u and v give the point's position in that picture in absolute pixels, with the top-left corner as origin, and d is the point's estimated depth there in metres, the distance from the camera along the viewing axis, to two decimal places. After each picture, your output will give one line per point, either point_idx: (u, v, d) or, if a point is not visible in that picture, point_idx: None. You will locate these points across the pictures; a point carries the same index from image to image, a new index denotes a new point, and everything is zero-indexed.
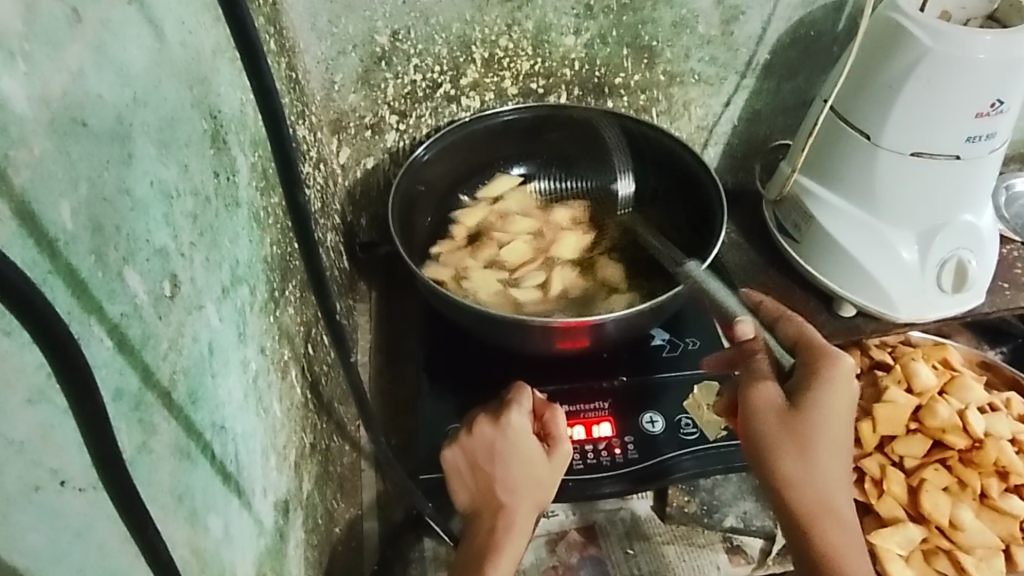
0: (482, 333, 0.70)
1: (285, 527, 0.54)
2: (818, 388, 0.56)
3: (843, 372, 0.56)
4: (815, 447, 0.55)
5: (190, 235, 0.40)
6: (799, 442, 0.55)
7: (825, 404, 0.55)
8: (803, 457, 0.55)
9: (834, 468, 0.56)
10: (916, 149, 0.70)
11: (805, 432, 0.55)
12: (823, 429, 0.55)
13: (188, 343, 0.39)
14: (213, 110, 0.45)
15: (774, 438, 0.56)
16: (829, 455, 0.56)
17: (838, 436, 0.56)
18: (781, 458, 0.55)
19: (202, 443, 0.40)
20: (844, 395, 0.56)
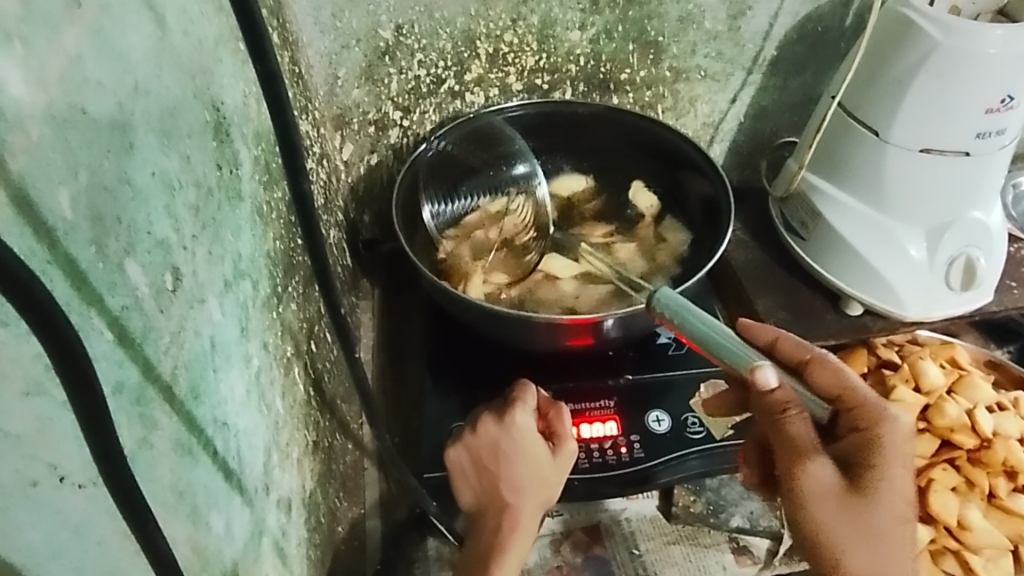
0: (487, 331, 0.69)
1: (287, 525, 0.53)
2: (881, 465, 0.55)
3: (898, 439, 0.56)
4: (882, 526, 0.55)
5: (192, 228, 0.39)
6: (863, 526, 0.54)
7: (886, 480, 0.55)
8: (873, 539, 0.55)
9: (900, 542, 0.55)
10: (925, 146, 0.69)
11: (869, 512, 0.54)
12: (886, 507, 0.55)
13: (190, 337, 0.38)
14: (215, 101, 0.45)
15: (843, 525, 0.55)
16: (893, 530, 0.55)
17: (902, 505, 0.55)
18: (848, 544, 0.55)
19: (204, 439, 0.39)
20: (905, 461, 0.56)
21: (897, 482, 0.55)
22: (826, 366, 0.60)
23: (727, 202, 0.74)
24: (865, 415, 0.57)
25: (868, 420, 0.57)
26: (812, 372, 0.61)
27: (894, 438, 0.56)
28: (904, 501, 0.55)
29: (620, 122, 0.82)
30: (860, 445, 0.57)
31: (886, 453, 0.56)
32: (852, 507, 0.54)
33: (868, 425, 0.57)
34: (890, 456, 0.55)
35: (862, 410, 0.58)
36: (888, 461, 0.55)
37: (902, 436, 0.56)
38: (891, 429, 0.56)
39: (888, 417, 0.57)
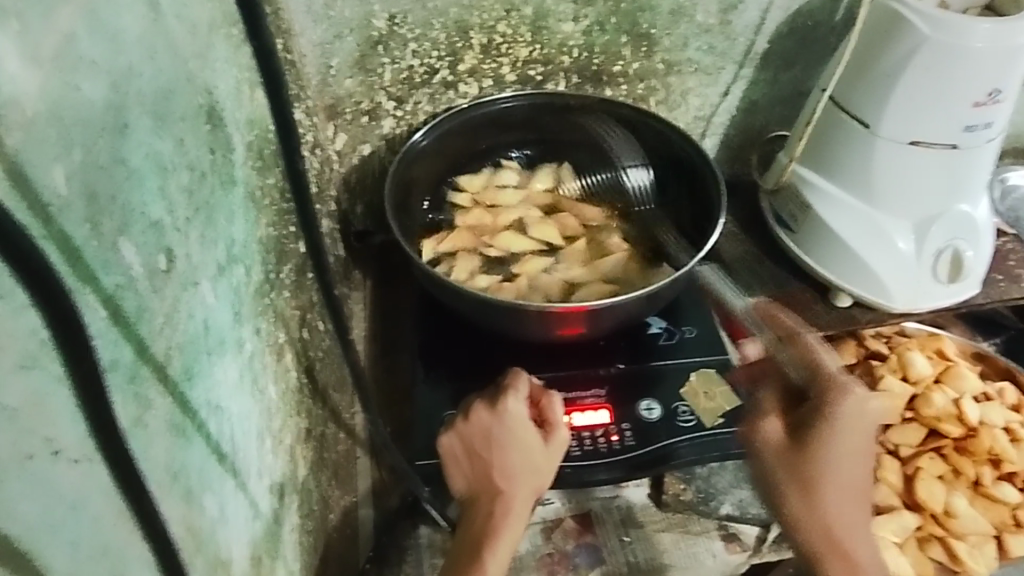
0: (479, 320, 0.70)
1: (280, 511, 0.53)
2: (826, 420, 0.59)
3: (853, 405, 0.60)
4: (823, 480, 0.58)
5: (186, 211, 0.40)
6: (803, 475, 0.58)
7: (829, 436, 0.59)
8: (812, 489, 0.58)
9: (842, 502, 0.59)
10: (914, 139, 0.70)
11: (810, 465, 0.59)
12: (825, 460, 0.58)
13: (184, 319, 0.38)
14: (209, 86, 0.45)
15: (784, 472, 0.59)
16: (834, 487, 0.59)
17: (846, 465, 0.59)
18: (785, 491, 0.59)
19: (197, 421, 0.39)
20: (855, 425, 0.59)
21: (845, 442, 0.59)
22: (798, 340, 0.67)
23: (720, 197, 0.74)
24: (821, 381, 0.62)
25: (823, 385, 0.62)
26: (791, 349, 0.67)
27: (854, 407, 0.60)
28: (848, 462, 0.59)
29: (612, 114, 0.82)
30: (815, 409, 0.60)
31: (832, 414, 0.59)
32: (794, 457, 0.59)
33: (822, 391, 0.61)
34: (836, 415, 0.59)
35: (820, 377, 0.63)
36: (834, 420, 0.59)
37: (859, 404, 0.60)
38: (845, 396, 0.60)
39: (846, 387, 0.61)
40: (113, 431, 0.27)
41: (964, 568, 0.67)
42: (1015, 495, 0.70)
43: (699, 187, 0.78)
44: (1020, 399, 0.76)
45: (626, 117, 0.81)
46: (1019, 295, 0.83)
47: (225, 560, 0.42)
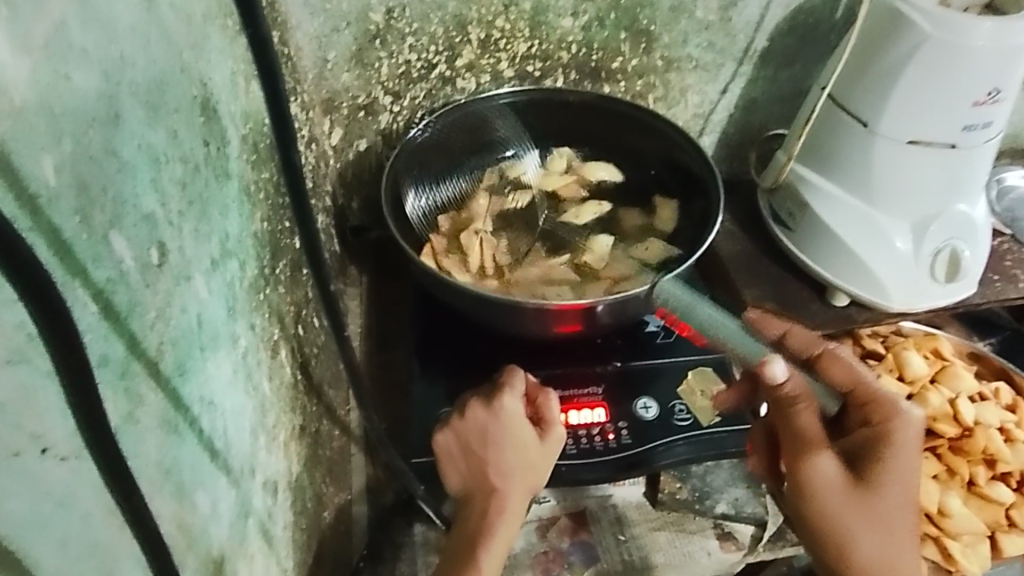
0: (476, 317, 0.69)
1: (274, 508, 0.53)
2: (890, 449, 0.56)
3: (911, 429, 0.57)
4: (888, 514, 0.55)
5: (179, 204, 0.39)
6: (864, 510, 0.55)
7: (893, 466, 0.56)
8: (873, 524, 0.55)
9: (905, 533, 0.56)
10: (913, 138, 0.70)
11: (872, 502, 0.55)
12: (894, 493, 0.55)
13: (176, 314, 0.38)
14: (203, 77, 0.44)
15: (845, 510, 0.55)
16: (898, 519, 0.55)
17: (910, 494, 0.56)
18: (849, 529, 0.55)
19: (190, 418, 0.39)
20: (912, 452, 0.57)
21: (908, 470, 0.56)
22: (841, 362, 0.62)
23: (719, 195, 0.74)
24: (880, 408, 0.58)
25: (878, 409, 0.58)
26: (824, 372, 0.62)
27: (905, 431, 0.57)
28: (913, 489, 0.56)
29: (610, 110, 0.82)
30: (872, 436, 0.58)
31: (897, 442, 0.56)
32: (856, 494, 0.55)
33: (881, 417, 0.58)
34: (899, 442, 0.56)
35: (876, 405, 0.59)
36: (897, 448, 0.56)
37: (914, 425, 0.57)
38: (902, 419, 0.57)
39: (899, 411, 0.58)
40: (103, 426, 0.26)
41: (958, 567, 0.67)
42: (1009, 495, 0.70)
43: (694, 184, 0.78)
44: (1015, 398, 0.76)
45: (626, 113, 0.81)
46: (1015, 296, 0.83)
47: (217, 558, 0.41)
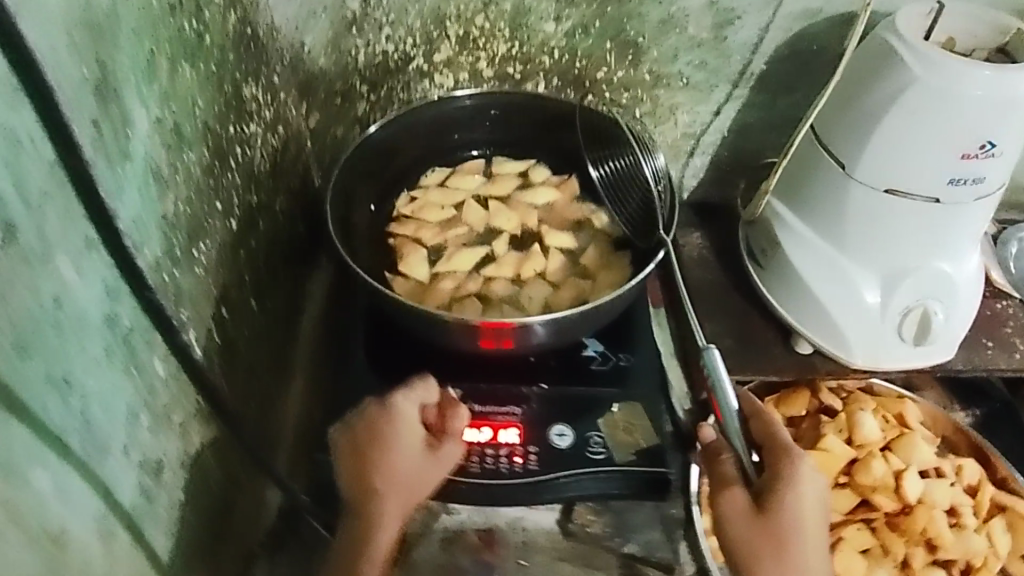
0: (404, 323, 0.69)
1: (152, 487, 0.54)
2: (787, 487, 0.56)
3: (807, 471, 0.58)
4: (784, 547, 0.54)
5: (43, 185, 0.39)
6: (772, 543, 0.54)
7: (795, 504, 0.56)
8: (779, 561, 0.54)
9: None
10: (890, 186, 0.64)
11: (774, 534, 0.55)
12: (797, 530, 0.55)
13: (22, 294, 0.38)
14: (105, 58, 0.44)
15: (750, 544, 0.55)
16: (805, 559, 0.54)
17: (815, 537, 0.55)
18: (758, 563, 0.54)
19: (28, 397, 0.39)
20: (811, 494, 0.57)
21: (810, 510, 0.56)
22: (768, 421, 0.63)
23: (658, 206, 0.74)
24: (777, 451, 0.59)
25: (777, 454, 0.59)
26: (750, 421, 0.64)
27: (803, 475, 0.57)
28: (816, 528, 0.56)
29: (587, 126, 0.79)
30: (771, 476, 0.58)
31: (789, 480, 0.57)
32: (761, 527, 0.55)
33: (776, 457, 0.59)
34: (790, 478, 0.57)
35: (778, 448, 0.60)
36: (790, 487, 0.57)
37: (812, 473, 0.58)
38: (798, 463, 0.58)
39: (798, 457, 0.59)
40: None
41: None
42: None
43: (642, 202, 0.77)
44: (980, 478, 0.70)
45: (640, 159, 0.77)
46: (1007, 368, 0.76)
47: (57, 533, 0.43)
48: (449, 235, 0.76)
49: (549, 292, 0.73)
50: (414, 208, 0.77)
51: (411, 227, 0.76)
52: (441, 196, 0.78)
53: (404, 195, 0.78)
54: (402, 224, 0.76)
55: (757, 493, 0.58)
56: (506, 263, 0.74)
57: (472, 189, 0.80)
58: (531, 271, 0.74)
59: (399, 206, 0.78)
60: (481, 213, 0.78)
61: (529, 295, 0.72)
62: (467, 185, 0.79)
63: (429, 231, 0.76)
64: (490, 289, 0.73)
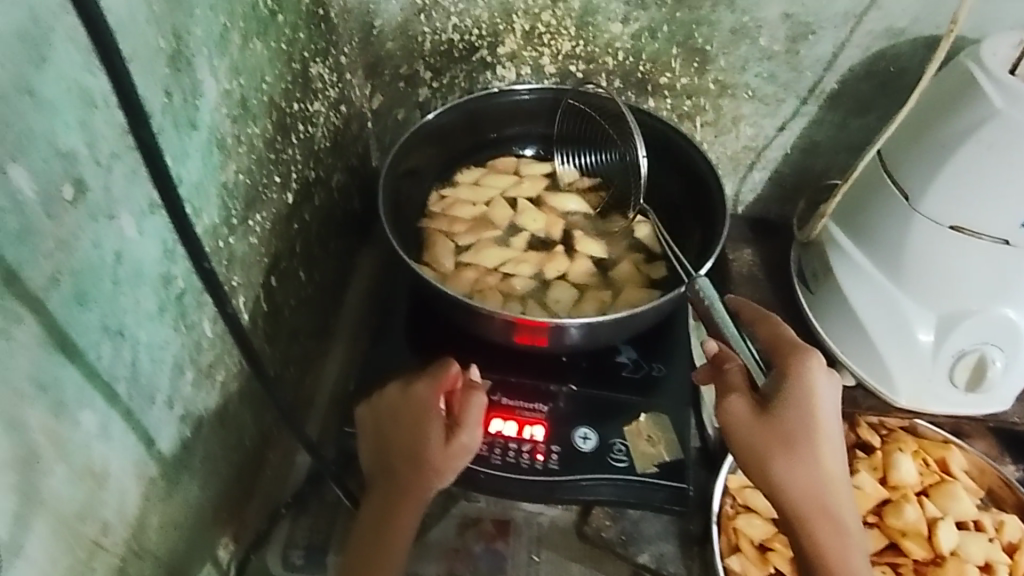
0: (443, 310, 0.70)
1: (189, 438, 0.57)
2: (795, 386, 0.55)
3: (817, 367, 0.56)
4: (795, 445, 0.54)
5: (113, 146, 0.42)
6: (779, 441, 0.54)
7: (802, 400, 0.55)
8: (789, 457, 0.54)
9: (829, 474, 0.54)
10: (957, 224, 0.61)
11: (780, 429, 0.54)
12: (807, 428, 0.54)
13: (84, 247, 0.41)
14: (180, 30, 0.46)
15: (758, 446, 0.54)
16: (815, 452, 0.54)
17: (827, 429, 0.55)
18: (769, 461, 0.54)
19: (81, 343, 0.42)
20: (820, 389, 0.55)
21: (823, 407, 0.55)
22: (773, 323, 0.61)
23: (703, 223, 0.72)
24: (785, 354, 0.57)
25: (788, 356, 0.57)
26: (756, 329, 0.62)
27: (814, 370, 0.56)
28: (828, 423, 0.55)
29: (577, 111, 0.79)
30: (777, 376, 0.56)
31: (797, 376, 0.56)
32: (766, 429, 0.54)
33: (786, 360, 0.57)
34: (799, 376, 0.55)
35: (785, 348, 0.58)
36: (799, 385, 0.55)
37: (823, 370, 0.56)
38: (807, 359, 0.56)
39: (809, 356, 0.56)
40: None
41: None
42: None
43: (676, 215, 0.78)
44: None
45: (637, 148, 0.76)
46: None
47: (97, 472, 0.46)
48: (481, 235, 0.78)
49: (575, 295, 0.74)
50: (443, 205, 0.79)
51: (445, 220, 0.78)
52: (471, 193, 0.80)
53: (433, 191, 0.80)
54: (435, 218, 0.78)
55: (763, 395, 0.56)
56: (536, 260, 0.76)
57: (505, 188, 0.81)
58: (556, 271, 0.76)
59: (432, 202, 0.79)
60: (507, 212, 0.80)
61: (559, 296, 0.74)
62: (499, 184, 0.81)
63: (462, 226, 0.78)
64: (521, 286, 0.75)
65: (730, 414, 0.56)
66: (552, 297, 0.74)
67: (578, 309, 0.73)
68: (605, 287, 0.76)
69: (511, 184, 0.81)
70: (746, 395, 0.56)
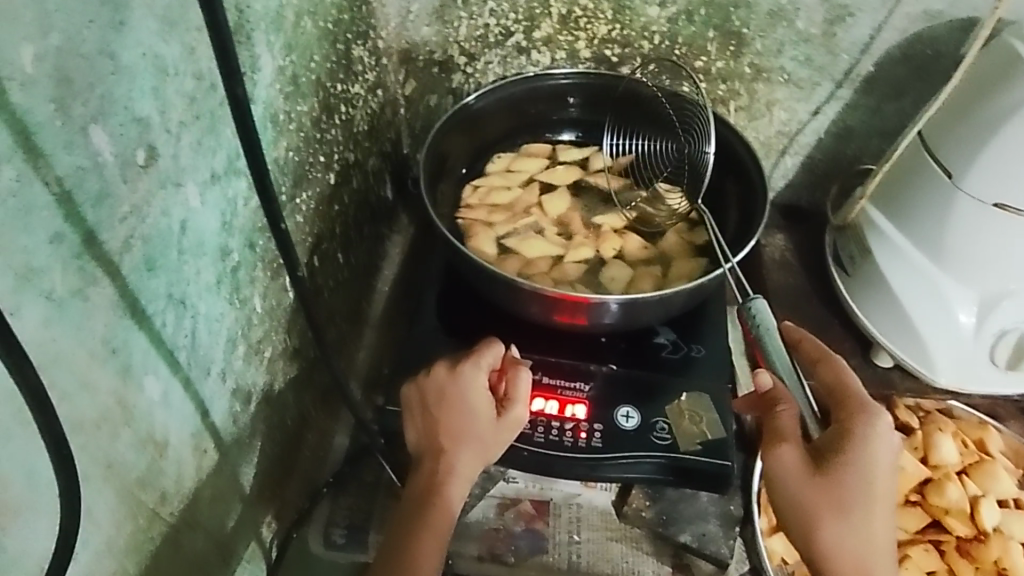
0: (483, 289, 0.70)
1: (239, 414, 0.57)
2: (856, 446, 0.53)
3: (881, 430, 0.54)
4: (845, 506, 0.52)
5: (181, 115, 0.42)
6: (830, 500, 0.52)
7: (861, 461, 0.53)
8: (838, 518, 0.52)
9: (880, 541, 0.53)
10: (1001, 202, 0.61)
11: (832, 489, 0.53)
12: (862, 491, 0.53)
13: (154, 214, 0.41)
14: (242, 3, 0.47)
15: (807, 502, 0.53)
16: (866, 516, 0.53)
17: (883, 494, 0.53)
18: (816, 519, 0.53)
19: (149, 310, 0.42)
20: (882, 453, 0.54)
21: (880, 471, 0.53)
22: (836, 367, 0.60)
23: (752, 207, 0.71)
24: (848, 409, 0.56)
25: (850, 412, 0.56)
26: (816, 370, 0.61)
27: (877, 432, 0.54)
28: (884, 491, 0.53)
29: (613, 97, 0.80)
30: (836, 433, 0.55)
31: (860, 438, 0.54)
32: (818, 486, 0.53)
33: (848, 418, 0.55)
34: (861, 437, 0.54)
35: (848, 402, 0.57)
36: (861, 444, 0.54)
37: (887, 433, 0.54)
38: (870, 420, 0.55)
39: (874, 415, 0.55)
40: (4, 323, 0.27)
41: None
42: None
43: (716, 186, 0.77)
44: None
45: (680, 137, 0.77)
46: None
47: (158, 441, 0.46)
48: (518, 223, 0.77)
49: (628, 274, 0.74)
50: (479, 195, 0.78)
51: (483, 210, 0.77)
52: (504, 179, 0.80)
53: (467, 184, 0.79)
54: (472, 210, 0.77)
55: (818, 452, 0.54)
56: (583, 243, 0.76)
57: (534, 171, 0.81)
58: (610, 251, 0.75)
59: (465, 194, 0.78)
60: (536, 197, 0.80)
61: (610, 278, 0.73)
62: (531, 167, 0.80)
63: (499, 215, 0.77)
64: (566, 269, 0.74)
65: (781, 466, 0.54)
66: (608, 275, 0.73)
67: (632, 287, 0.73)
68: (652, 262, 0.75)
69: (540, 168, 0.81)
70: (797, 447, 0.54)
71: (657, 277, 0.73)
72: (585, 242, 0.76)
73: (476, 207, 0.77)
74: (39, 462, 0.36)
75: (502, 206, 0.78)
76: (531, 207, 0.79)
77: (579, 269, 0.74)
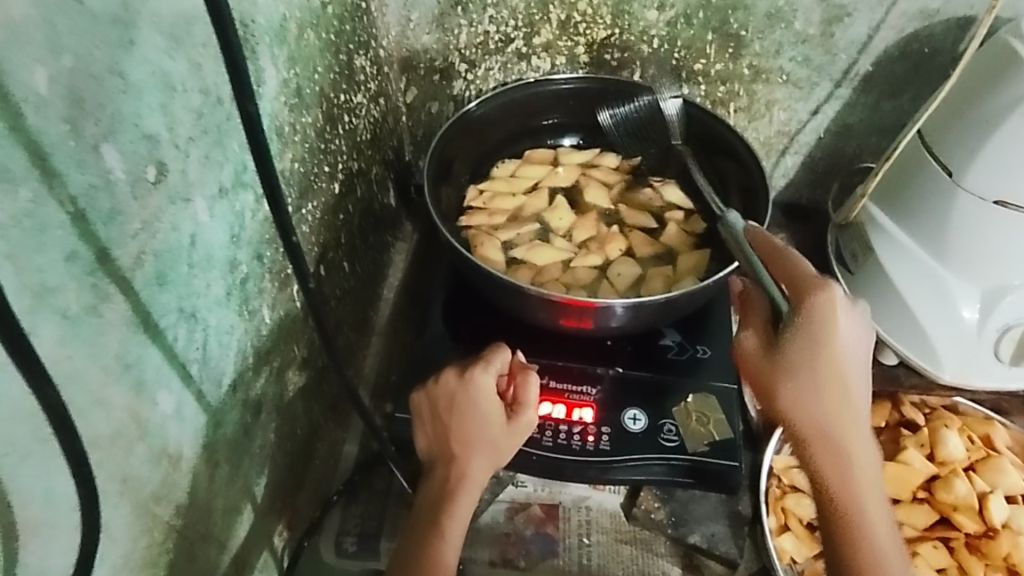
0: (488, 295, 0.70)
1: (250, 425, 0.57)
2: (805, 328, 0.50)
3: (822, 303, 0.50)
4: (801, 392, 0.50)
5: (189, 131, 0.43)
6: (785, 388, 0.51)
7: (811, 340, 0.50)
8: (799, 403, 0.51)
9: (847, 421, 0.51)
10: (1002, 198, 0.61)
11: (784, 375, 0.51)
12: (815, 373, 0.50)
13: (165, 229, 0.42)
14: (246, 18, 0.47)
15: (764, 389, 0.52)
16: (824, 400, 0.50)
17: (838, 373, 0.50)
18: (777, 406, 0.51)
19: (161, 325, 0.43)
20: (818, 329, 0.50)
21: (834, 348, 0.50)
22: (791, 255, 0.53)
23: (755, 203, 0.71)
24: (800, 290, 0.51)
25: (799, 289, 0.51)
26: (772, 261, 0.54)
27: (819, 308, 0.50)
28: (842, 369, 0.50)
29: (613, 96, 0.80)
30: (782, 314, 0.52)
31: (805, 315, 0.50)
32: (772, 374, 0.51)
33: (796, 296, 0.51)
34: (802, 313, 0.50)
35: (797, 280, 0.52)
36: (804, 324, 0.50)
37: (833, 305, 0.50)
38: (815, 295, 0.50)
39: (820, 290, 0.50)
40: (25, 345, 0.27)
41: None
42: None
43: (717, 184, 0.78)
44: None
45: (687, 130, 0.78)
46: None
47: (172, 454, 0.46)
48: (522, 228, 0.77)
49: (638, 271, 0.75)
50: (484, 200, 0.78)
51: (487, 215, 0.76)
52: (508, 184, 0.79)
53: (471, 188, 0.79)
54: (474, 216, 0.76)
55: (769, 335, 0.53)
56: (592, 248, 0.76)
57: (541, 176, 0.81)
58: (616, 250, 0.76)
59: (470, 198, 0.78)
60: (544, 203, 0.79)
61: (619, 278, 0.74)
62: (536, 173, 0.80)
63: (502, 218, 0.77)
64: (577, 272, 0.74)
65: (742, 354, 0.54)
66: (615, 270, 0.74)
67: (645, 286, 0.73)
68: (660, 259, 0.76)
69: (546, 174, 0.81)
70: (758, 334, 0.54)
71: (668, 273, 0.74)
72: (594, 246, 0.76)
73: (478, 213, 0.77)
74: (57, 480, 0.36)
75: (507, 211, 0.77)
76: (540, 209, 0.79)
77: (589, 272, 0.74)
